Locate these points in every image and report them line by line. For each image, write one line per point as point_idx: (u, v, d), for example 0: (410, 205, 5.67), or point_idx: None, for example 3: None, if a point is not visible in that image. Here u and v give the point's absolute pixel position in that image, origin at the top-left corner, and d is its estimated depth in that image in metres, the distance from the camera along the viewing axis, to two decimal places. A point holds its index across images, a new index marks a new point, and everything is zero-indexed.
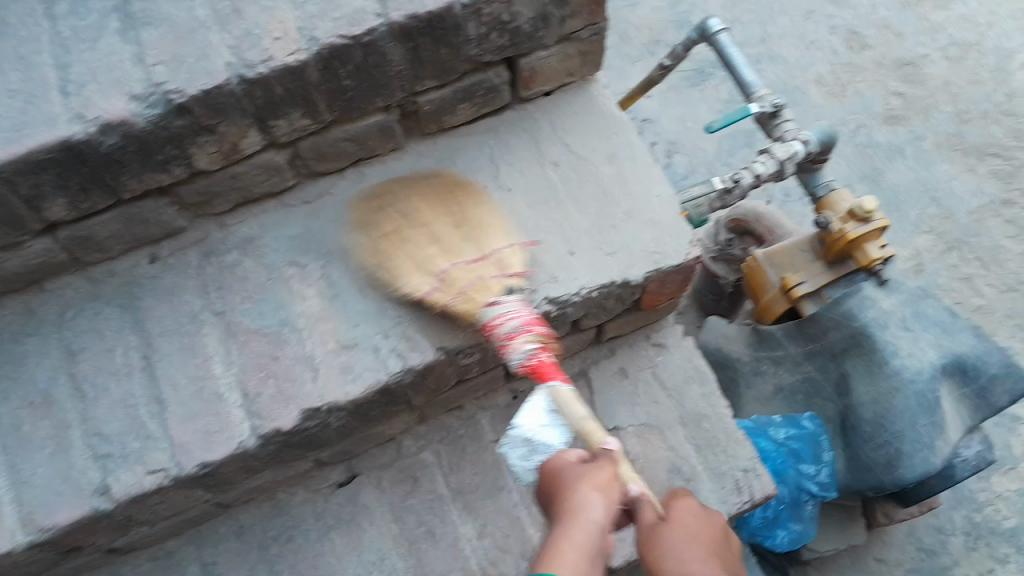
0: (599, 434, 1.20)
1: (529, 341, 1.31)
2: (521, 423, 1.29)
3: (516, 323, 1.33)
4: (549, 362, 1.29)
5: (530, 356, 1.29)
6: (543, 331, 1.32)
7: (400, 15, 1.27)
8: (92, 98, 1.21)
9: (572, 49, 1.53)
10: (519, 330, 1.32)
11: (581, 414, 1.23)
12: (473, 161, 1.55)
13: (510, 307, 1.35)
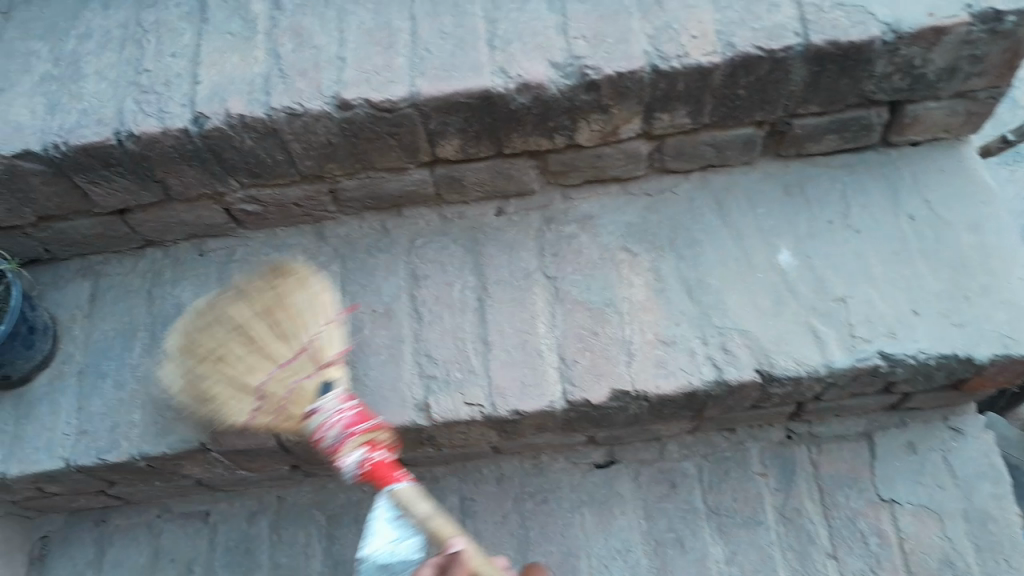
0: (448, 531, 1.27)
1: (353, 448, 1.31)
2: (368, 546, 1.33)
3: (337, 431, 1.32)
4: (383, 464, 1.32)
5: (359, 464, 1.31)
6: (364, 430, 1.33)
7: (820, 39, 1.23)
8: (515, 55, 1.27)
9: (965, 106, 1.40)
10: (342, 438, 1.32)
11: (425, 512, 1.29)
12: (824, 195, 1.49)
13: (329, 410, 1.32)
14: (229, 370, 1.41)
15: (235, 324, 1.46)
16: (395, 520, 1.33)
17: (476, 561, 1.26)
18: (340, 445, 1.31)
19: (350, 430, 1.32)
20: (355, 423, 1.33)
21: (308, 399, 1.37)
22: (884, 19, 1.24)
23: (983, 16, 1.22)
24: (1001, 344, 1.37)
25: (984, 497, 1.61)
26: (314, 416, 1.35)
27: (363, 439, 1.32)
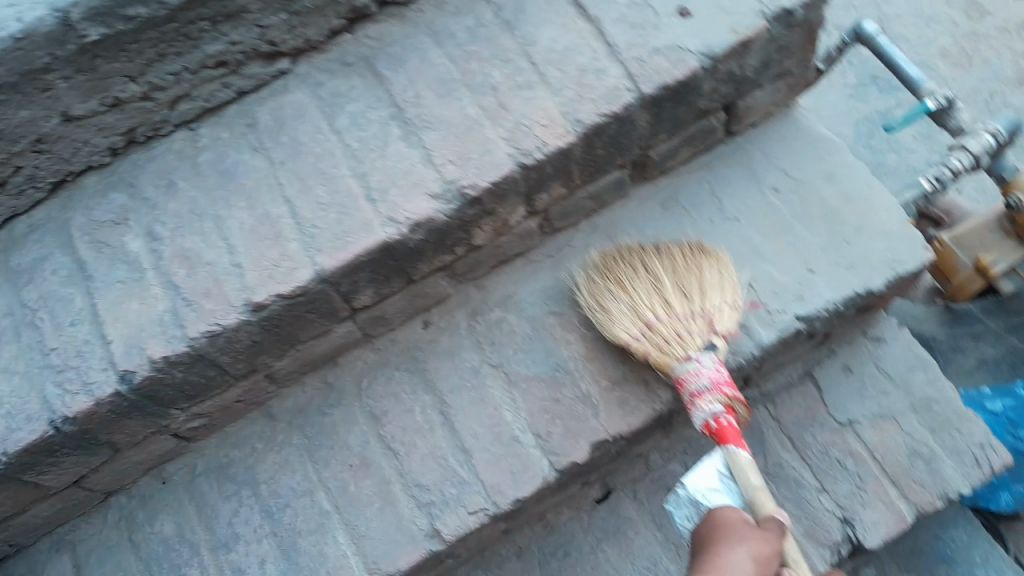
0: (773, 505, 1.27)
1: (716, 401, 1.38)
2: (691, 483, 1.35)
3: (707, 380, 1.40)
4: (729, 426, 1.36)
5: (714, 417, 1.37)
6: (729, 394, 1.40)
7: (651, 88, 1.37)
8: (396, 201, 1.34)
9: (783, 86, 1.58)
10: (710, 390, 1.39)
11: (756, 484, 1.30)
12: (696, 198, 1.63)
13: (703, 363, 1.42)
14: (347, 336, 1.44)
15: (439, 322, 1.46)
16: (727, 475, 1.35)
17: (789, 537, 1.26)
18: (702, 394, 1.39)
19: (716, 385, 1.40)
20: (731, 382, 1.42)
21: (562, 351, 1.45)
22: (697, 49, 1.38)
23: (775, 19, 1.38)
24: (890, 269, 1.53)
25: (921, 387, 1.78)
26: (686, 364, 1.44)
27: (722, 397, 1.39)
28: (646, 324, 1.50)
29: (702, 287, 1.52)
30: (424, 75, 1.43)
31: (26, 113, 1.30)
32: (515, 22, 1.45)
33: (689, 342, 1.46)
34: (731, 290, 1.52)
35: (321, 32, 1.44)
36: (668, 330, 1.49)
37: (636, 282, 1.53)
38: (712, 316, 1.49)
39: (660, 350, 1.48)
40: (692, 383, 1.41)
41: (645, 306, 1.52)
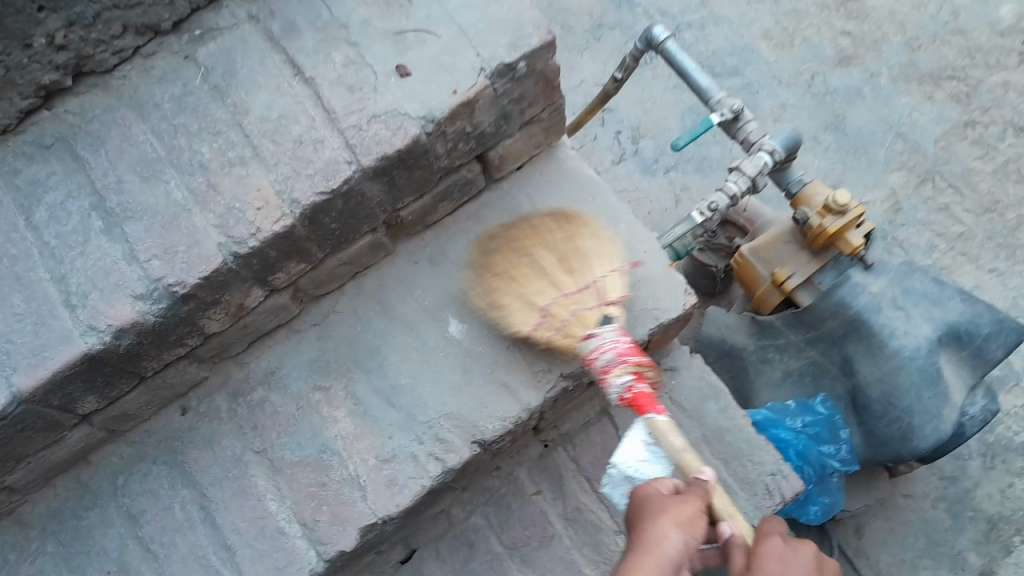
0: (694, 465, 1.27)
1: (625, 371, 1.33)
2: (621, 459, 1.41)
3: (612, 354, 1.35)
4: (645, 394, 1.31)
5: (626, 390, 1.32)
6: (636, 360, 1.34)
7: (372, 158, 1.29)
8: (97, 307, 1.24)
9: (535, 129, 1.55)
10: (617, 362, 1.33)
11: (679, 446, 1.29)
12: (463, 252, 1.59)
13: (606, 338, 1.37)
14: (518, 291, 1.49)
15: (540, 265, 1.50)
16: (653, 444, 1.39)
17: (715, 490, 1.27)
18: (611, 368, 1.33)
19: (621, 356, 1.34)
20: (635, 349, 1.36)
21: (588, 314, 1.43)
22: (416, 114, 1.31)
23: (496, 74, 1.33)
24: (652, 317, 1.55)
25: (713, 417, 1.82)
26: (588, 342, 1.39)
27: (632, 367, 1.33)
28: (540, 310, 1.46)
29: (583, 257, 1.51)
30: (126, 155, 1.31)
31: None
32: (224, 89, 1.35)
33: (589, 317, 1.43)
34: (611, 259, 1.52)
35: (8, 116, 1.31)
36: (563, 313, 1.45)
37: (531, 273, 1.49)
38: (600, 286, 1.47)
39: (562, 334, 1.45)
40: (599, 357, 1.36)
41: (530, 278, 1.49)
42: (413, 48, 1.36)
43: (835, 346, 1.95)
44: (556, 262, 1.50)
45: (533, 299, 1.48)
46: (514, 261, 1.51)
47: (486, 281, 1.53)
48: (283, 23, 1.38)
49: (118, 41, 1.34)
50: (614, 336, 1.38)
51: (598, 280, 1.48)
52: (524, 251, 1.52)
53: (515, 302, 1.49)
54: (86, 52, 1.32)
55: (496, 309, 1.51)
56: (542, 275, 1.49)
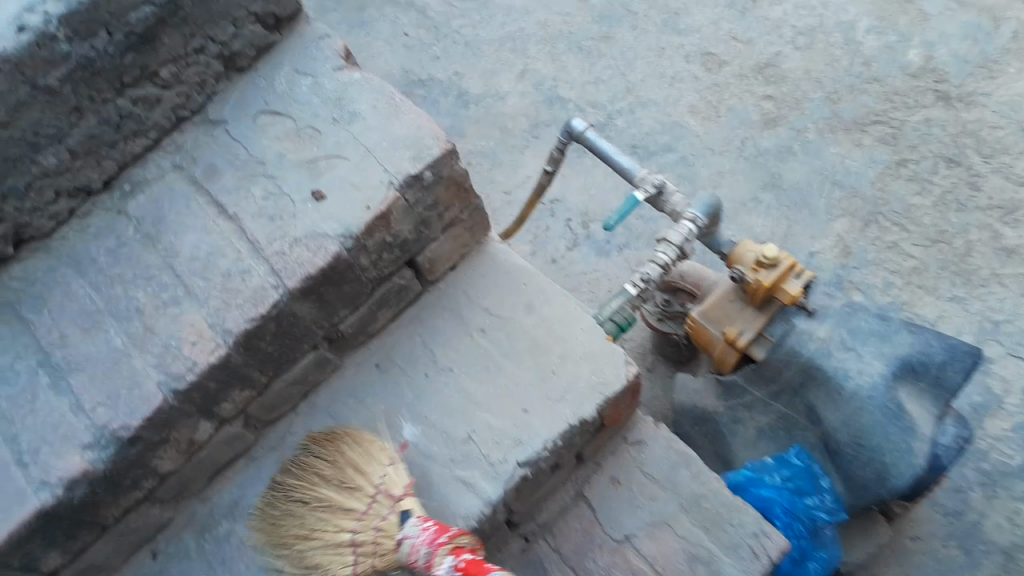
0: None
1: (444, 556, 1.26)
2: None
3: (425, 548, 1.28)
4: (472, 559, 1.21)
5: (455, 564, 1.23)
6: (448, 539, 1.28)
7: (296, 279, 1.35)
8: (48, 460, 1.27)
9: (458, 230, 1.62)
10: (432, 553, 1.27)
11: None
12: (409, 356, 1.63)
13: (413, 535, 1.32)
14: (319, 519, 1.43)
15: (342, 484, 1.46)
16: None
17: None
18: (430, 560, 1.26)
19: (432, 548, 1.28)
20: (443, 531, 1.30)
21: (388, 524, 1.38)
22: (335, 232, 1.38)
23: (404, 185, 1.41)
24: (598, 393, 1.56)
25: (687, 484, 1.79)
26: (402, 548, 1.33)
27: (447, 549, 1.26)
28: (352, 544, 1.39)
29: (544, 322, 1.59)
30: (67, 309, 1.37)
31: None
32: (155, 236, 1.42)
33: (390, 526, 1.38)
34: (571, 326, 1.61)
35: None
36: (486, 449, 1.44)
37: (490, 334, 1.58)
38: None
39: (482, 480, 1.41)
40: (419, 556, 1.29)
41: (341, 500, 1.44)
42: (326, 172, 1.44)
43: (797, 396, 1.98)
44: (354, 470, 1.46)
45: (353, 497, 1.44)
46: (309, 483, 1.48)
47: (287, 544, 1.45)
48: (204, 166, 1.47)
49: (52, 206, 1.42)
50: (419, 527, 1.34)
51: (381, 478, 1.45)
52: (327, 478, 1.47)
53: (323, 554, 1.42)
54: (23, 220, 1.40)
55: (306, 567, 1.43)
56: (327, 513, 1.44)
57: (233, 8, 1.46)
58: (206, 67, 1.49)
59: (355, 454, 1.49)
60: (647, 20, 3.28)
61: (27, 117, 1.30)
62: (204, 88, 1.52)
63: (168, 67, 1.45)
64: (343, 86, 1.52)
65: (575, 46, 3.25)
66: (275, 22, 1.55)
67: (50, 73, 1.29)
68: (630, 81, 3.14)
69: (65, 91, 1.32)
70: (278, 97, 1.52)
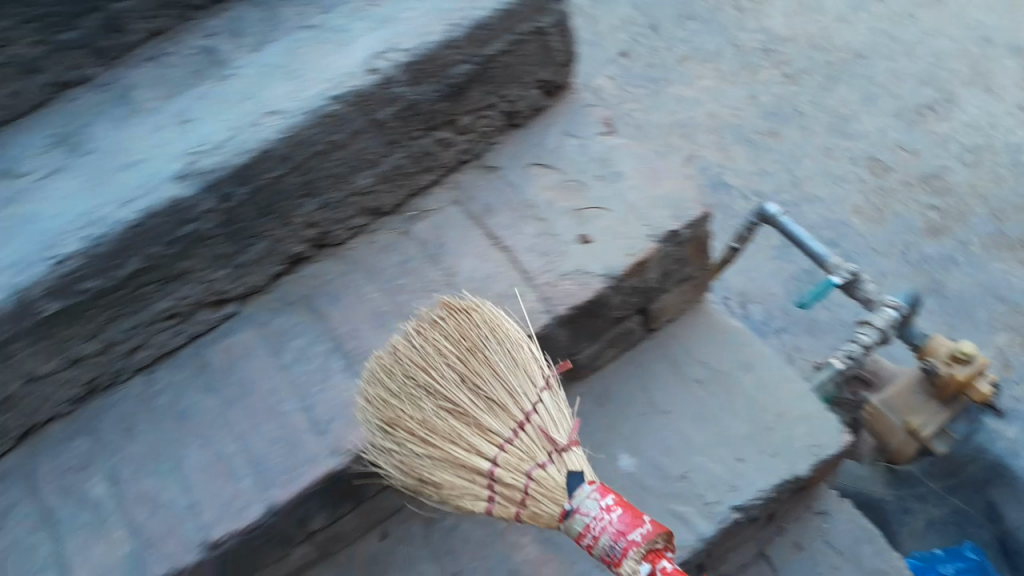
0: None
1: (637, 562, 1.17)
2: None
3: (610, 539, 1.19)
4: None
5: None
6: (645, 541, 1.17)
7: (565, 307, 1.52)
8: (340, 431, 1.47)
9: (689, 287, 1.75)
10: (620, 552, 1.17)
11: None
12: (627, 395, 1.77)
13: (595, 513, 1.21)
14: (472, 433, 1.31)
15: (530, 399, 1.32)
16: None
17: None
18: (617, 559, 1.17)
19: (623, 536, 1.18)
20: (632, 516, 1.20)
21: (541, 479, 1.26)
22: (600, 271, 1.53)
23: (663, 238, 1.54)
24: (811, 454, 1.67)
25: (870, 560, 1.86)
26: (569, 520, 1.22)
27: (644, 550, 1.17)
28: (528, 476, 1.26)
29: (496, 378, 1.33)
30: (358, 309, 1.59)
31: (260, 235, 1.52)
32: (437, 257, 1.61)
33: (547, 476, 1.26)
34: (537, 374, 1.34)
35: (262, 279, 1.60)
36: (518, 483, 1.27)
37: (447, 423, 1.31)
38: (540, 421, 1.30)
39: (527, 508, 1.27)
40: (599, 539, 1.20)
41: (561, 412, 1.31)
42: (592, 219, 1.58)
43: (979, 493, 2.11)
44: (473, 407, 1.32)
45: (485, 429, 1.30)
46: (448, 379, 1.33)
47: (396, 429, 1.33)
48: (481, 205, 1.65)
49: (349, 221, 1.63)
50: (598, 503, 1.22)
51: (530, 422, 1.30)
52: (447, 375, 1.33)
53: (464, 463, 1.29)
54: (326, 229, 1.61)
55: (426, 483, 1.33)
56: (481, 407, 1.32)
57: (524, 73, 1.68)
58: (492, 120, 1.69)
59: (485, 351, 1.35)
60: (816, 120, 3.34)
61: (358, 142, 1.53)
62: (487, 138, 1.71)
63: (467, 116, 1.65)
64: (609, 150, 1.66)
65: (745, 126, 3.34)
66: (553, 90, 1.75)
67: (386, 108, 1.52)
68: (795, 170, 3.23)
69: (391, 124, 1.55)
70: (548, 152, 1.68)
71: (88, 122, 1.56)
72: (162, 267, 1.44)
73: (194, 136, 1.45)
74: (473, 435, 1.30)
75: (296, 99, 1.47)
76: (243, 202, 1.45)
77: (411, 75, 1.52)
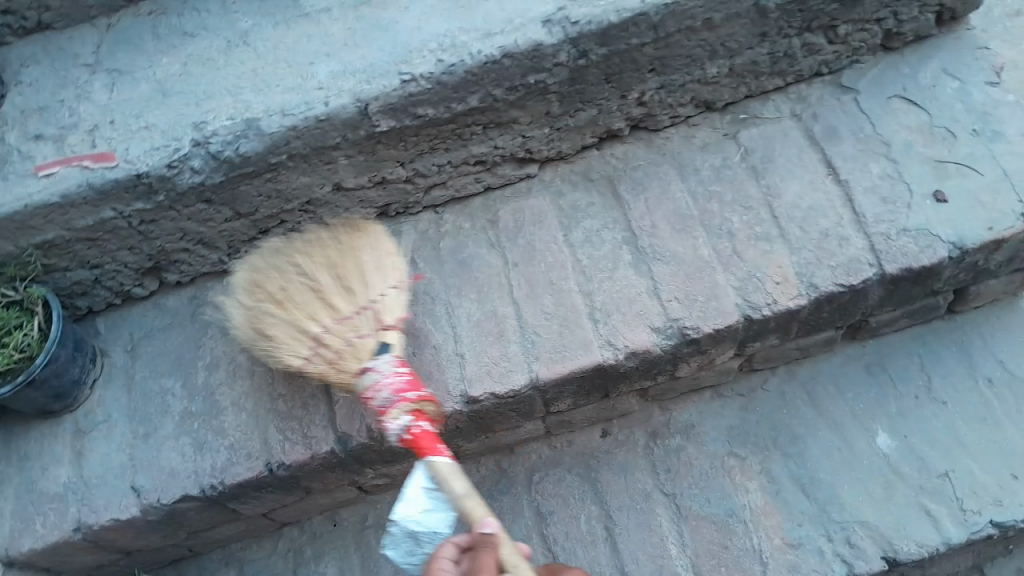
0: (480, 514, 1.10)
1: (402, 413, 1.21)
2: (400, 512, 1.19)
3: (388, 393, 1.22)
4: (426, 433, 1.19)
5: (407, 427, 1.20)
6: (415, 398, 1.22)
7: (895, 267, 1.35)
8: (618, 326, 1.39)
9: (1020, 280, 1.55)
10: (392, 402, 1.21)
11: (458, 492, 1.13)
12: (903, 370, 1.61)
13: (381, 373, 1.24)
14: (299, 300, 1.33)
15: (300, 289, 1.34)
16: (434, 492, 1.18)
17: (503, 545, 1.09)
18: (387, 408, 1.21)
19: (398, 395, 1.22)
20: (415, 384, 1.23)
21: (353, 348, 1.28)
22: (949, 238, 1.35)
23: None
24: None
25: None
26: (366, 376, 1.25)
27: (411, 404, 1.21)
28: (314, 338, 1.31)
29: (359, 269, 1.34)
30: (662, 205, 1.47)
31: (595, 102, 1.44)
32: (761, 170, 1.46)
33: (362, 347, 1.27)
34: (397, 274, 1.35)
35: (573, 147, 1.52)
36: (339, 342, 1.29)
37: (301, 291, 1.34)
38: (379, 305, 1.32)
39: (335, 368, 1.30)
40: (376, 395, 1.23)
41: (309, 294, 1.34)
42: (955, 177, 1.40)
43: None
44: (302, 288, 1.34)
45: (342, 308, 1.31)
46: (281, 282, 1.35)
47: (257, 300, 1.36)
48: (824, 126, 1.48)
49: (679, 108, 1.51)
50: (389, 368, 1.26)
51: (376, 300, 1.32)
52: (282, 268, 1.37)
53: (280, 327, 1.33)
54: (653, 111, 1.50)
55: (259, 335, 1.35)
56: (303, 291, 1.34)
57: None
58: (871, 36, 1.48)
59: (311, 244, 1.40)
60: None
61: (730, 27, 1.37)
62: (854, 55, 1.51)
63: (848, 26, 1.44)
64: (993, 104, 1.45)
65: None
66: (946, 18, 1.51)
67: None
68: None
69: (772, 14, 1.37)
70: (920, 90, 1.47)
71: None
72: (492, 111, 1.38)
73: None
74: (312, 309, 1.32)
75: None
76: (596, 63, 1.35)
77: None
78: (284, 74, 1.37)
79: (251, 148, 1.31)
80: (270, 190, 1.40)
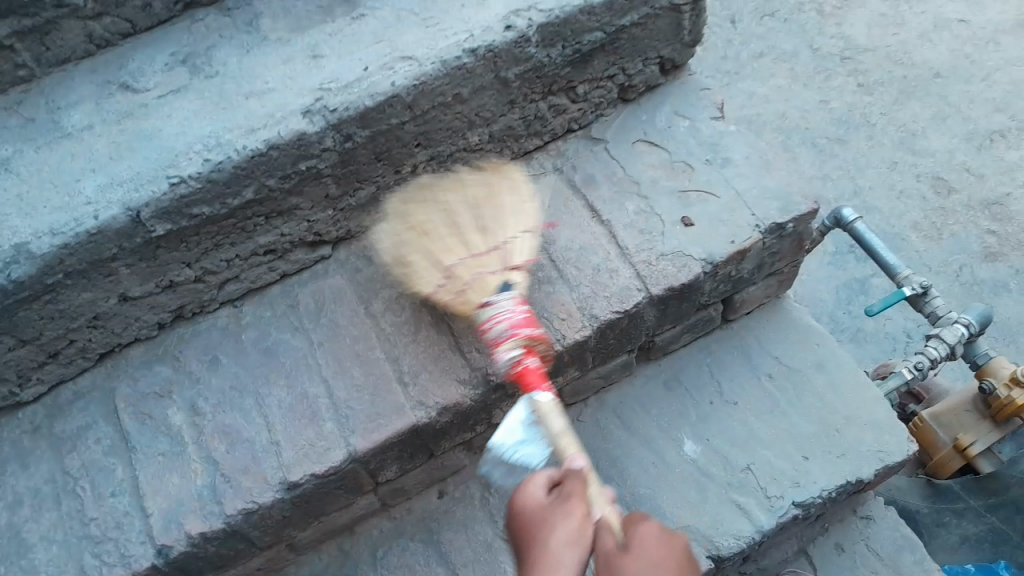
0: (572, 453, 1.17)
1: (514, 345, 1.33)
2: (498, 438, 1.30)
3: (505, 326, 1.35)
4: (533, 370, 1.31)
5: (516, 361, 1.33)
6: (527, 333, 1.35)
7: (660, 288, 1.50)
8: (426, 385, 1.44)
9: (775, 282, 1.76)
10: (507, 334, 1.34)
11: (557, 429, 1.22)
12: (697, 381, 1.76)
13: (503, 306, 1.38)
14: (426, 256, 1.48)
15: (449, 223, 1.49)
16: (532, 425, 1.28)
17: (592, 481, 1.13)
18: (501, 340, 1.34)
19: (514, 329, 1.35)
20: (530, 322, 1.36)
21: (490, 281, 1.43)
22: (700, 256, 1.52)
23: (767, 231, 1.55)
24: (878, 458, 1.67)
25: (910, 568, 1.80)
26: (485, 311, 1.39)
27: (523, 339, 1.33)
28: (445, 269, 1.45)
29: (499, 210, 1.51)
30: None
31: (370, 181, 1.53)
32: None
33: (489, 282, 1.43)
34: (523, 217, 1.50)
35: (361, 224, 1.60)
36: (468, 275, 1.44)
37: (442, 229, 1.48)
38: (509, 246, 1.47)
39: (461, 297, 1.44)
40: (495, 327, 1.36)
41: (449, 231, 1.49)
42: (697, 203, 1.58)
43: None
44: (469, 217, 1.49)
45: (472, 240, 1.47)
46: (429, 212, 1.52)
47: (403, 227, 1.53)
48: (583, 174, 1.64)
49: (453, 176, 1.63)
50: (512, 304, 1.39)
51: (508, 239, 1.48)
52: (435, 201, 1.53)
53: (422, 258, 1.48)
54: (430, 182, 1.60)
55: (400, 259, 1.52)
56: (449, 223, 1.49)
57: (648, 48, 1.64)
58: (607, 92, 1.67)
59: (483, 191, 1.54)
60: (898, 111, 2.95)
61: (479, 99, 1.51)
62: (597, 109, 1.69)
63: (585, 85, 1.63)
64: (719, 135, 1.66)
65: (832, 83, 3.00)
66: (669, 67, 1.72)
67: (511, 68, 1.50)
68: (888, 144, 2.88)
69: (514, 84, 1.53)
70: (658, 132, 1.67)
71: (210, 45, 1.53)
72: (271, 202, 1.43)
73: (323, 72, 1.46)
74: (439, 239, 1.47)
75: (428, 47, 1.45)
76: (362, 145, 1.44)
77: (543, 38, 1.48)
78: (50, 195, 1.36)
79: (24, 272, 1.29)
80: (52, 311, 1.37)
